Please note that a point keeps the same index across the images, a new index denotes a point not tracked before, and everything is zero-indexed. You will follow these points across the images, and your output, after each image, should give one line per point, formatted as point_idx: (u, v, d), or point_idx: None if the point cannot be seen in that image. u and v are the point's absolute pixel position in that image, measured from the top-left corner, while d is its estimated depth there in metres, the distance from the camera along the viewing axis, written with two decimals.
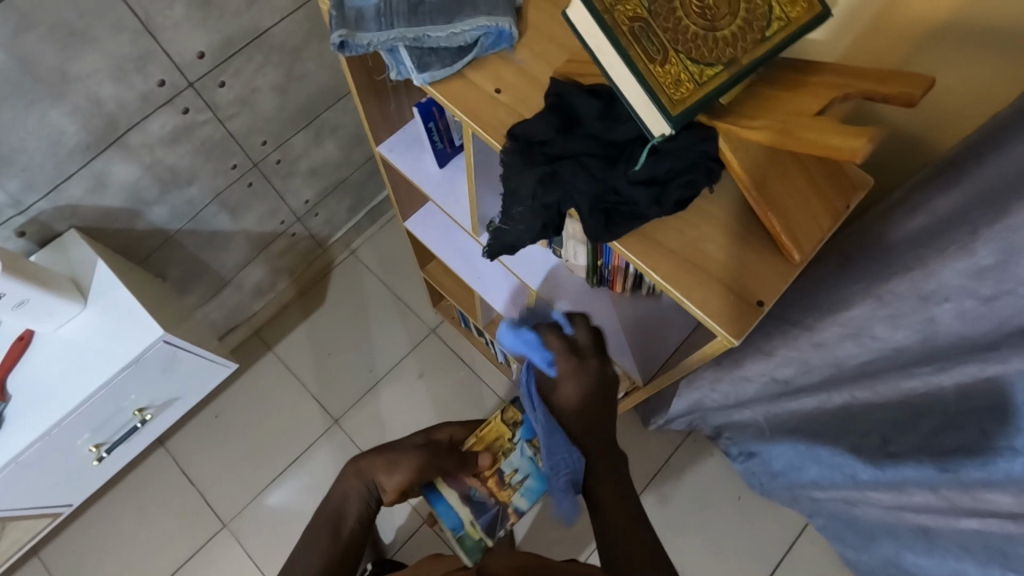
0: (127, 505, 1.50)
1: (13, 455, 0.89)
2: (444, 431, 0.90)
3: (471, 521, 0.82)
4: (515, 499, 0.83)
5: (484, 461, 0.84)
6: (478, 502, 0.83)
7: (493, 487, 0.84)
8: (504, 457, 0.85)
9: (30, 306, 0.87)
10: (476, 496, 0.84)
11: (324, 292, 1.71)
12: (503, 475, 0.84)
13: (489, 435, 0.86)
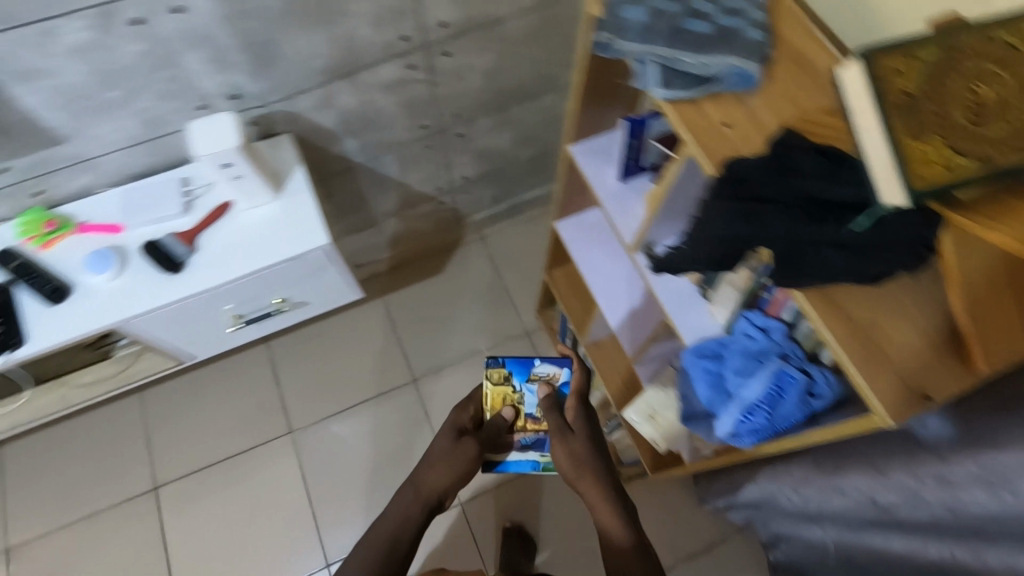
0: (221, 382, 1.67)
1: (179, 297, 1.02)
2: (457, 419, 1.13)
3: (539, 454, 1.17)
4: None
5: (512, 418, 1.15)
6: (534, 442, 1.17)
7: (536, 425, 1.16)
8: (521, 404, 1.16)
9: (243, 182, 1.01)
10: (529, 441, 1.17)
11: (446, 262, 1.82)
12: (535, 415, 1.16)
13: (497, 401, 1.17)
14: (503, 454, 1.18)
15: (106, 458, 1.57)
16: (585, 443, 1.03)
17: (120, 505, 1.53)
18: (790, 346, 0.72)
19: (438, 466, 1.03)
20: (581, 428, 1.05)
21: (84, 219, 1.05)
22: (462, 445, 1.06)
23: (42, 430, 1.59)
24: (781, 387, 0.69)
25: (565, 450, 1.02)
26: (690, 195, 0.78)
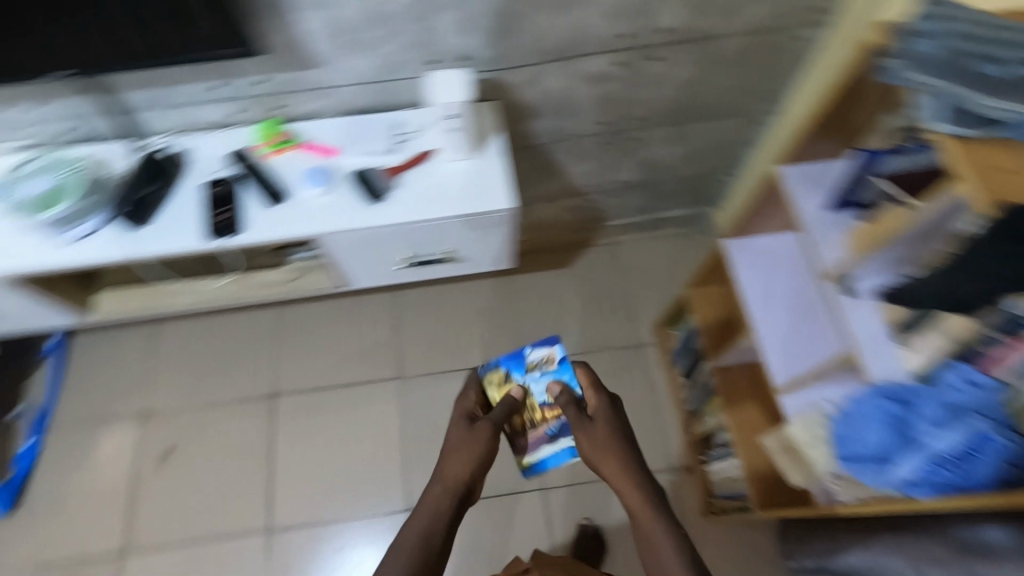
0: (344, 315, 1.76)
1: (377, 224, 1.11)
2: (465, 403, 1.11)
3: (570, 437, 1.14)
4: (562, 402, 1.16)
5: (529, 412, 1.15)
6: (560, 428, 1.15)
7: (553, 410, 1.15)
8: (532, 397, 1.16)
9: (454, 135, 1.10)
10: (554, 430, 1.15)
11: (574, 258, 1.87)
12: (548, 402, 1.16)
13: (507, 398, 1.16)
14: (534, 454, 1.15)
15: (236, 357, 1.71)
16: (606, 429, 1.05)
17: (240, 402, 1.65)
18: (999, 405, 0.67)
19: (455, 454, 1.01)
20: (601, 416, 1.06)
21: (310, 138, 1.17)
22: (478, 431, 1.03)
23: (188, 317, 1.75)
24: (985, 452, 0.67)
25: (592, 444, 1.03)
26: (923, 244, 0.75)
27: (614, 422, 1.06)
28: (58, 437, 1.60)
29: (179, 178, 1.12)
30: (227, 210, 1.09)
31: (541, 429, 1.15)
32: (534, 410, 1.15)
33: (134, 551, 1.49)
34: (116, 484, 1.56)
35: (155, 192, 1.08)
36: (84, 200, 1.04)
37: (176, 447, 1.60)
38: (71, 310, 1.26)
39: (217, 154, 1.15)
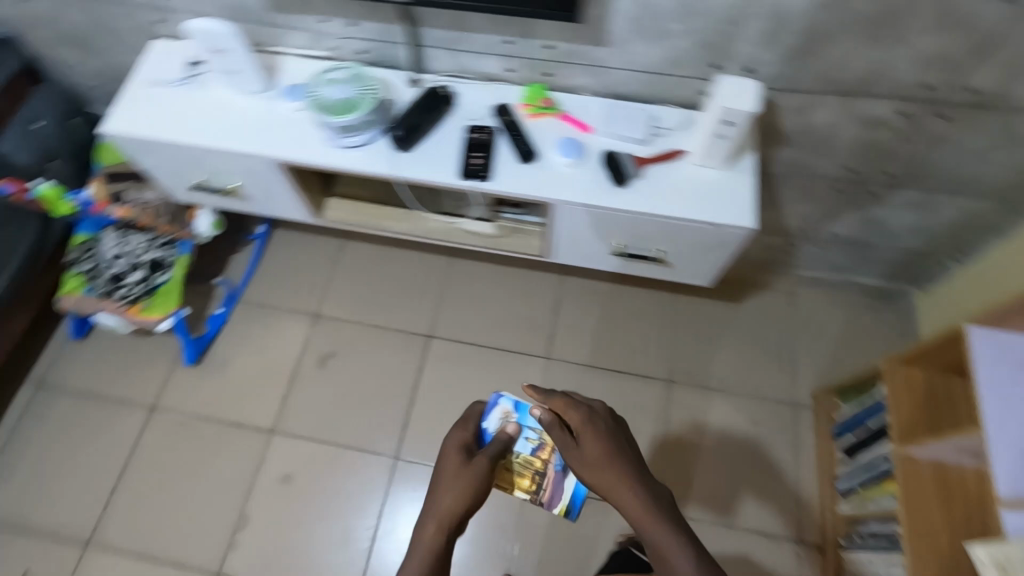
0: (510, 283, 1.81)
1: (616, 206, 1.12)
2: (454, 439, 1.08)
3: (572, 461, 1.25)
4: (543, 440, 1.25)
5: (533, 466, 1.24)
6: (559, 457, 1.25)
7: (546, 450, 1.24)
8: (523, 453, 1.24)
9: (717, 143, 1.09)
10: (559, 463, 1.25)
11: (747, 295, 1.80)
12: (537, 448, 1.24)
13: (511, 469, 1.23)
14: (563, 498, 1.25)
15: (403, 291, 1.81)
16: (594, 439, 0.97)
17: (399, 332, 1.76)
18: None
19: (443, 490, 0.98)
20: (585, 429, 0.98)
21: (567, 110, 1.21)
22: (471, 467, 1.01)
23: (371, 242, 1.88)
24: None
25: (582, 466, 0.97)
26: None
27: (600, 437, 0.97)
28: (242, 312, 1.78)
29: (445, 116, 1.20)
30: (482, 155, 1.15)
31: (551, 472, 1.24)
32: (533, 462, 1.24)
33: (280, 432, 1.62)
34: (278, 369, 1.70)
35: (425, 123, 1.18)
36: (368, 115, 1.14)
37: (335, 354, 1.73)
38: (309, 208, 1.39)
39: (481, 103, 1.22)
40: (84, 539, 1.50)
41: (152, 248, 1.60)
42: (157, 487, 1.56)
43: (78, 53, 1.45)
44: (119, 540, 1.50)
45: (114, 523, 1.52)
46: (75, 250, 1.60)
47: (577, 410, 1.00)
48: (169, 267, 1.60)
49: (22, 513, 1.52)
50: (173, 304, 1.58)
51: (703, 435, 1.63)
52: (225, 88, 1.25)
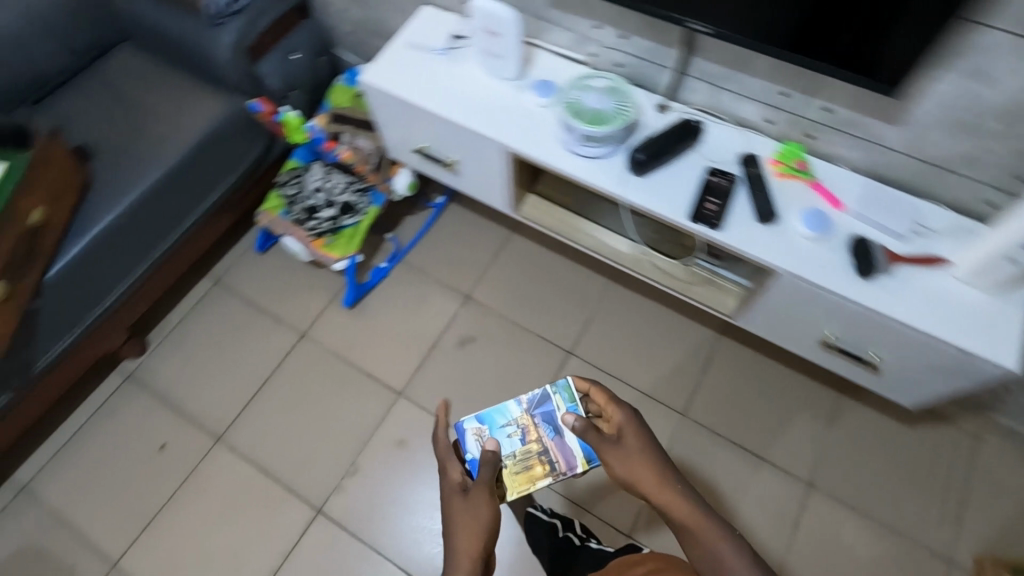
0: (665, 326, 1.74)
1: (853, 298, 1.02)
2: (450, 479, 1.03)
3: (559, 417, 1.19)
4: (521, 425, 1.19)
5: (527, 458, 1.15)
6: (540, 421, 1.19)
7: (528, 429, 1.19)
8: (511, 456, 1.16)
9: (1000, 266, 0.95)
10: (550, 432, 1.18)
11: (924, 422, 1.60)
12: (523, 437, 1.18)
13: (520, 473, 1.14)
14: (578, 452, 1.15)
15: (555, 300, 1.79)
16: (634, 439, 1.00)
17: (541, 339, 1.74)
18: None
19: (459, 531, 0.95)
20: (627, 430, 1.01)
21: (820, 180, 1.12)
22: (475, 497, 0.99)
23: (536, 242, 1.88)
24: None
25: (623, 462, 0.98)
26: None
27: (639, 436, 1.00)
28: (402, 272, 1.85)
29: (687, 150, 1.16)
30: (717, 203, 1.09)
31: (551, 442, 1.17)
32: (530, 449, 1.16)
33: (406, 398, 1.66)
34: (419, 337, 1.75)
35: (666, 153, 1.13)
36: (615, 132, 1.12)
37: (475, 339, 1.74)
38: (511, 199, 1.40)
39: (728, 147, 1.16)
40: (217, 434, 1.62)
41: (348, 192, 1.69)
42: (287, 409, 1.65)
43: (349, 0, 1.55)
44: (244, 446, 1.60)
45: (245, 428, 1.63)
46: (285, 174, 1.73)
47: (621, 407, 1.04)
48: (359, 213, 1.68)
49: (175, 391, 1.68)
50: (351, 248, 1.66)
51: (832, 556, 1.47)
52: (479, 68, 1.28)
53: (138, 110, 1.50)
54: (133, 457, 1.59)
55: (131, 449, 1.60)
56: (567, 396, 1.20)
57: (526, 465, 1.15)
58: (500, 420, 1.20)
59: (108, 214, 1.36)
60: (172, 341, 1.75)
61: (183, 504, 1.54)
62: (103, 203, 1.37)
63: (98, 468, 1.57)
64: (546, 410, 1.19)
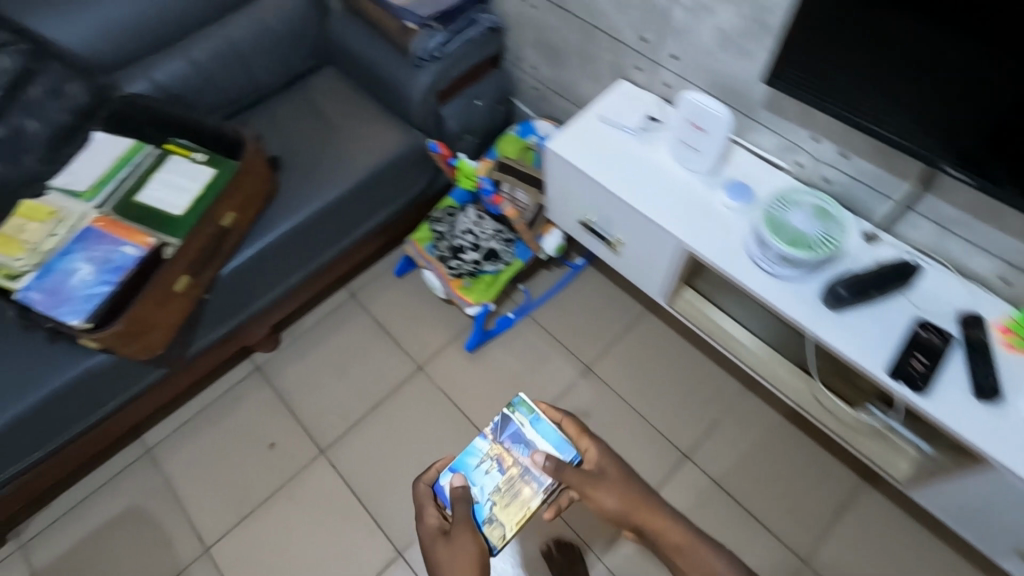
0: (799, 456, 1.57)
1: None
2: (429, 523, 1.08)
3: (529, 434, 1.20)
4: (489, 455, 1.18)
5: (506, 485, 1.15)
6: (508, 444, 1.19)
7: (498, 456, 1.18)
8: (488, 488, 1.15)
9: None
10: (522, 450, 1.18)
11: None
12: (497, 468, 1.17)
13: (510, 503, 1.13)
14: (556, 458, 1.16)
15: (678, 392, 1.68)
16: (613, 470, 1.11)
17: (657, 434, 1.63)
18: None
19: (453, 570, 0.99)
20: (606, 464, 1.12)
21: None
22: (460, 537, 1.04)
23: (669, 325, 1.78)
24: None
25: (611, 494, 1.06)
26: None
27: (616, 467, 1.11)
28: (527, 325, 1.82)
29: (895, 292, 1.02)
30: (925, 364, 0.95)
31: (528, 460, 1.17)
32: (510, 476, 1.15)
33: None
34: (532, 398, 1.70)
35: (872, 293, 1.00)
36: (817, 259, 1.01)
37: (586, 416, 1.67)
38: (668, 291, 1.32)
39: (945, 300, 1.02)
40: (321, 446, 1.66)
41: (494, 239, 1.70)
42: (389, 437, 1.67)
43: (543, 58, 1.56)
44: (343, 465, 1.63)
45: (347, 447, 1.66)
46: (439, 210, 1.76)
47: (598, 442, 1.15)
48: (500, 262, 1.69)
49: (292, 393, 1.74)
50: (487, 296, 1.67)
51: None
52: (670, 156, 1.23)
53: (327, 129, 1.59)
54: (245, 448, 1.66)
55: (244, 439, 1.68)
56: (525, 410, 1.23)
57: (509, 490, 1.14)
58: (466, 460, 1.18)
59: (283, 222, 1.44)
60: (302, 342, 1.83)
61: (278, 507, 1.58)
62: (282, 212, 1.45)
63: (213, 450, 1.66)
64: (513, 431, 1.20)
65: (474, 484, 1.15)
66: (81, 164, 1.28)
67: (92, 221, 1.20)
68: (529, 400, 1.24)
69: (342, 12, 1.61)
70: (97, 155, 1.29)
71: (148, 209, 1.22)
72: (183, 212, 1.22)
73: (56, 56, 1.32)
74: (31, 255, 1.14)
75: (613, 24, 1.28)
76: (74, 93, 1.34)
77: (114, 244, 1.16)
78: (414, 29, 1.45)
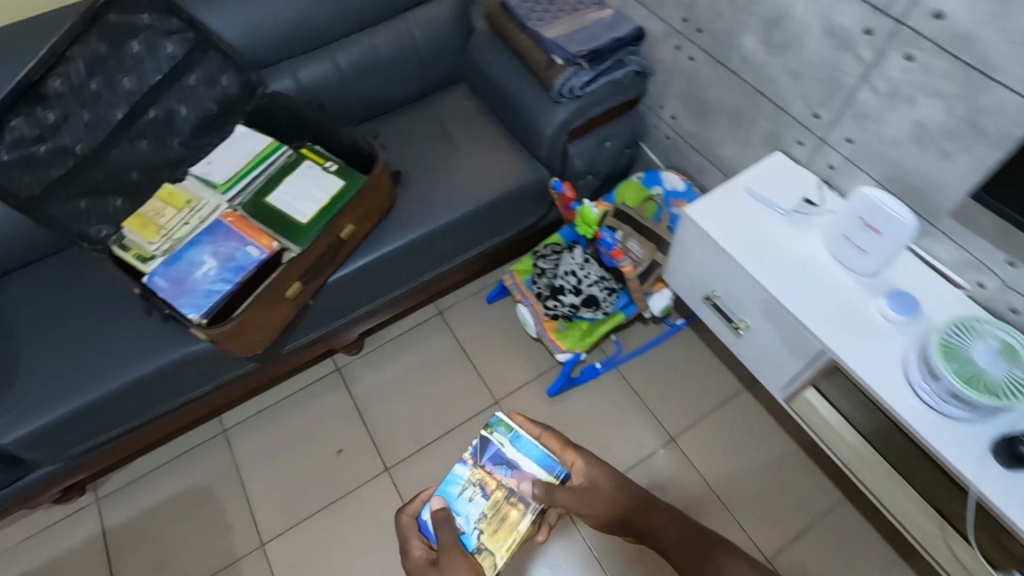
0: None
1: None
2: (416, 555, 1.02)
3: (511, 453, 1.10)
4: (467, 479, 1.09)
5: (490, 509, 1.05)
6: (489, 465, 1.10)
7: (478, 481, 1.09)
8: (471, 512, 1.06)
9: None
10: (505, 469, 1.09)
11: None
12: (481, 492, 1.08)
13: (498, 529, 1.03)
14: (541, 473, 1.07)
15: (768, 487, 1.55)
16: (604, 477, 1.05)
17: (738, 528, 1.50)
18: None
19: None
20: (593, 474, 1.05)
21: None
22: (447, 561, 0.95)
23: (767, 410, 1.65)
24: None
25: (602, 505, 1.01)
26: None
27: (606, 475, 1.05)
28: (613, 379, 1.73)
29: None
30: None
31: (513, 482, 1.08)
32: (495, 500, 1.06)
33: None
34: (607, 459, 1.61)
35: None
36: (998, 404, 0.88)
37: (663, 490, 1.56)
38: (791, 389, 1.20)
39: None
40: (387, 463, 1.64)
41: (596, 285, 1.60)
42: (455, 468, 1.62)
43: (686, 110, 1.47)
44: (406, 487, 1.60)
45: (411, 469, 1.63)
46: (546, 246, 1.70)
47: (585, 453, 1.06)
48: (599, 311, 1.60)
49: (367, 402, 1.73)
50: (580, 345, 1.61)
51: None
52: (824, 247, 1.12)
53: (451, 150, 1.57)
54: (314, 450, 1.67)
55: (315, 441, 1.68)
56: (504, 429, 1.13)
57: (495, 515, 1.05)
58: (446, 488, 1.08)
59: (395, 239, 1.42)
60: (383, 352, 1.82)
61: (336, 517, 1.57)
62: (396, 228, 1.44)
63: (283, 445, 1.68)
64: (494, 453, 1.10)
65: (458, 513, 1.05)
66: (221, 155, 1.31)
67: (222, 215, 1.22)
68: (507, 417, 1.15)
69: (487, 36, 1.59)
70: (237, 149, 1.31)
71: (277, 212, 1.22)
72: (306, 222, 1.21)
73: (215, 46, 1.35)
74: (164, 241, 1.17)
75: (782, 93, 1.18)
76: (225, 84, 1.38)
77: (239, 244, 1.17)
78: (561, 64, 1.40)
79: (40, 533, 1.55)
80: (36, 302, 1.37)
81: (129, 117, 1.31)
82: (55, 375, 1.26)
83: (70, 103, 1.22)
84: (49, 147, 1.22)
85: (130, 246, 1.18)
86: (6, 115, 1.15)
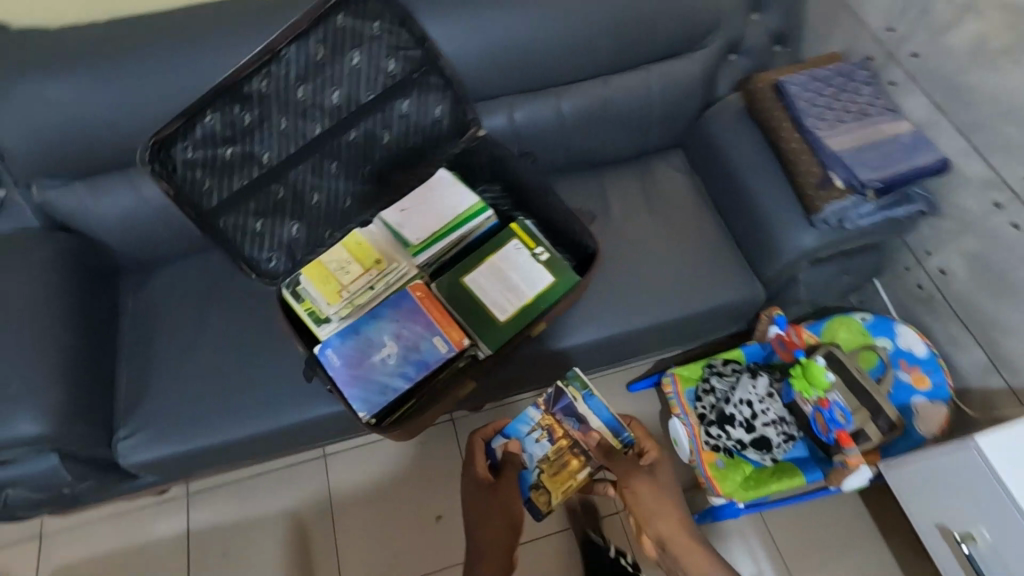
0: None
1: None
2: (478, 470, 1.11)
3: (584, 404, 1.13)
4: (532, 418, 1.16)
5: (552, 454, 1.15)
6: (562, 412, 1.14)
7: (546, 424, 1.16)
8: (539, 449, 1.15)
9: None
10: (575, 424, 1.14)
11: None
12: (548, 440, 1.15)
13: (558, 474, 1.15)
14: (607, 433, 1.12)
15: None
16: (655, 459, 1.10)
17: None
18: None
19: (493, 508, 1.07)
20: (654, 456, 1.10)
21: None
22: (506, 483, 1.10)
23: None
24: None
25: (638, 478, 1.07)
26: None
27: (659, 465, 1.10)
28: (755, 524, 1.51)
29: None
30: None
31: (579, 435, 1.14)
32: (560, 446, 1.15)
33: None
34: None
35: None
36: None
37: None
38: None
39: None
40: None
41: (772, 427, 1.36)
42: None
43: (969, 272, 1.18)
44: None
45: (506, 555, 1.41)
46: (724, 360, 1.46)
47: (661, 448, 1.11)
48: (768, 458, 1.36)
49: None
50: (740, 495, 1.35)
51: None
52: None
53: (657, 234, 1.33)
54: (413, 508, 1.53)
55: (416, 499, 1.54)
56: (579, 384, 1.14)
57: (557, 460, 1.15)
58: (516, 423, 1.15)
59: (577, 334, 1.22)
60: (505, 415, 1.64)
61: None
62: (579, 323, 1.23)
63: (381, 491, 1.54)
64: (564, 405, 1.13)
65: (525, 453, 1.14)
66: (418, 203, 1.11)
67: (411, 286, 1.03)
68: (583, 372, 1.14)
69: (735, 113, 1.31)
70: (437, 199, 1.11)
71: (474, 301, 1.04)
72: (505, 321, 1.03)
73: (439, 71, 1.13)
74: (344, 306, 1.02)
75: None
76: (438, 115, 1.18)
77: (426, 331, 0.99)
78: (839, 187, 1.13)
79: (127, 519, 1.49)
80: (179, 304, 1.24)
81: (327, 133, 1.12)
82: (188, 404, 1.14)
83: (270, 107, 1.04)
84: (235, 151, 1.05)
85: (303, 296, 1.03)
86: (203, 109, 0.98)
